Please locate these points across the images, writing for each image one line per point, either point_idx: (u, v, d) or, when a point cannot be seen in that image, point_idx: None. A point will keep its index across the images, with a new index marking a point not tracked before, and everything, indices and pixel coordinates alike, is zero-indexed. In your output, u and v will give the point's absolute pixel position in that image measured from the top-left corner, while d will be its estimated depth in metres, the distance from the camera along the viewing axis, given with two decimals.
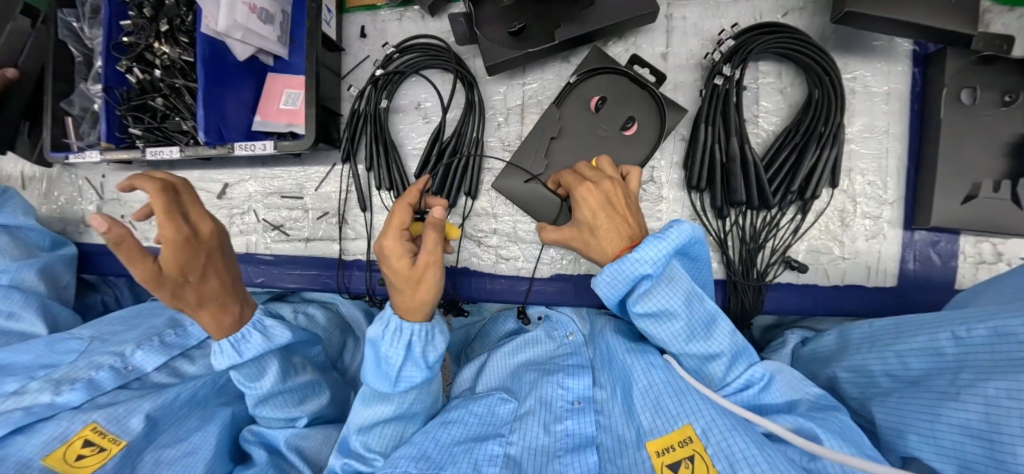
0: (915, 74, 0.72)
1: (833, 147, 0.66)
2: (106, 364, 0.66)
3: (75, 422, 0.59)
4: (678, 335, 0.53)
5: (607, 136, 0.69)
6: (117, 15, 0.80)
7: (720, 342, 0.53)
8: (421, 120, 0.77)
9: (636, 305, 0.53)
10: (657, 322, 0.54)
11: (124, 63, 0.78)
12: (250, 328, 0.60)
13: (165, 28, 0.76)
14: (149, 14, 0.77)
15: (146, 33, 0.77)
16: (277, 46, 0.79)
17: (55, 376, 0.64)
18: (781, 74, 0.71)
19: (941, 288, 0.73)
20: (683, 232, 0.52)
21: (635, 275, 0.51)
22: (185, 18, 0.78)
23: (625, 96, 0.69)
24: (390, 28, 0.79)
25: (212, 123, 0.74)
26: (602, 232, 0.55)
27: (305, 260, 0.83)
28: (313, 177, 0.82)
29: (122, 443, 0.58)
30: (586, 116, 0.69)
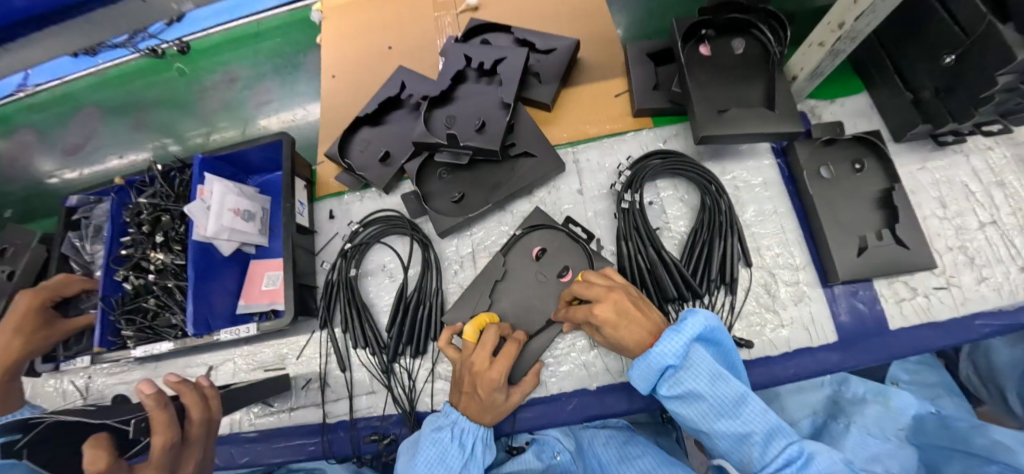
0: (780, 163, 0.89)
1: (732, 236, 0.79)
2: None
3: None
4: (707, 414, 0.57)
5: (547, 280, 0.79)
6: (118, 233, 0.91)
7: (754, 422, 0.55)
8: (388, 279, 0.87)
9: (664, 391, 0.58)
10: (688, 405, 0.58)
11: (122, 273, 0.86)
12: None
13: (160, 239, 0.86)
14: (146, 229, 0.87)
15: (144, 245, 0.87)
16: (258, 237, 0.92)
17: None
18: (677, 185, 0.86)
19: (875, 333, 0.80)
20: (698, 322, 0.57)
21: (659, 365, 0.57)
22: (177, 228, 0.87)
23: (562, 246, 0.81)
24: (354, 208, 0.93)
25: (200, 315, 0.81)
26: (625, 331, 0.60)
27: (289, 431, 0.85)
28: (294, 346, 0.88)
29: None
30: (529, 263, 0.80)
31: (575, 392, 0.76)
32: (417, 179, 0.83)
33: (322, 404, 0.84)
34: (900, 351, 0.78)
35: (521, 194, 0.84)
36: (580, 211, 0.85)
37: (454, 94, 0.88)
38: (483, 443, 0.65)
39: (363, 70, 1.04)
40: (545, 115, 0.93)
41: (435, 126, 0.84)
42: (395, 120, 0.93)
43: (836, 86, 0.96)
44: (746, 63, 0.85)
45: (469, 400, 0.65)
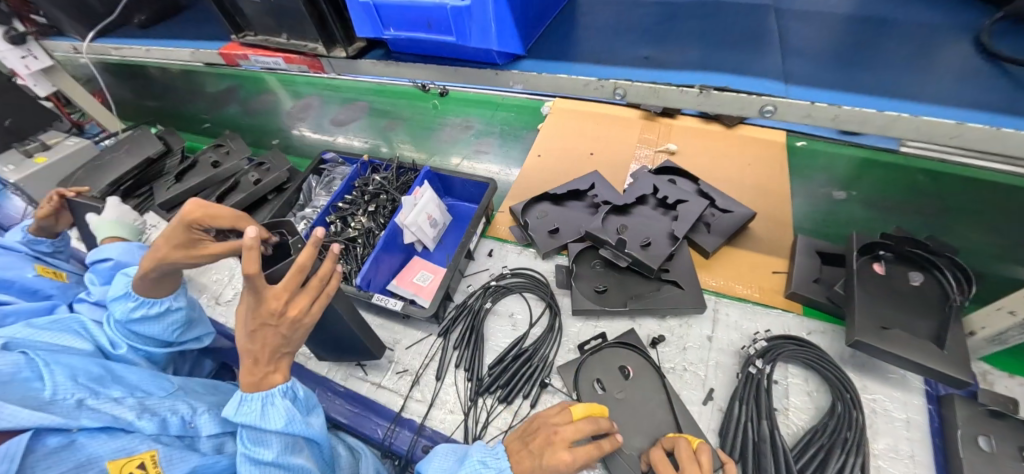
0: (932, 411, 0.83)
1: (858, 455, 0.74)
2: (181, 412, 0.77)
3: (142, 443, 0.70)
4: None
5: (621, 398, 0.84)
6: (345, 191, 1.21)
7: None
8: (509, 326, 0.98)
9: None
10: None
11: (333, 218, 1.13)
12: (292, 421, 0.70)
13: (372, 209, 1.13)
14: (366, 199, 1.16)
15: (358, 208, 1.15)
16: (430, 241, 1.12)
17: (146, 403, 0.75)
18: (808, 378, 0.85)
19: None
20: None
21: None
22: (386, 207, 1.14)
23: (643, 371, 0.86)
24: (511, 257, 1.09)
25: (369, 274, 1.00)
26: None
27: (368, 402, 0.95)
28: (410, 337, 1.02)
29: None
30: (614, 376, 0.86)
31: None
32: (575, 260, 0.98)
33: (405, 398, 0.93)
34: None
35: (655, 314, 0.92)
36: (701, 356, 0.88)
37: (632, 210, 1.03)
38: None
39: (563, 161, 1.27)
40: (700, 259, 1.03)
41: (608, 226, 0.99)
42: (573, 208, 1.11)
43: (1021, 363, 0.89)
44: (921, 296, 0.85)
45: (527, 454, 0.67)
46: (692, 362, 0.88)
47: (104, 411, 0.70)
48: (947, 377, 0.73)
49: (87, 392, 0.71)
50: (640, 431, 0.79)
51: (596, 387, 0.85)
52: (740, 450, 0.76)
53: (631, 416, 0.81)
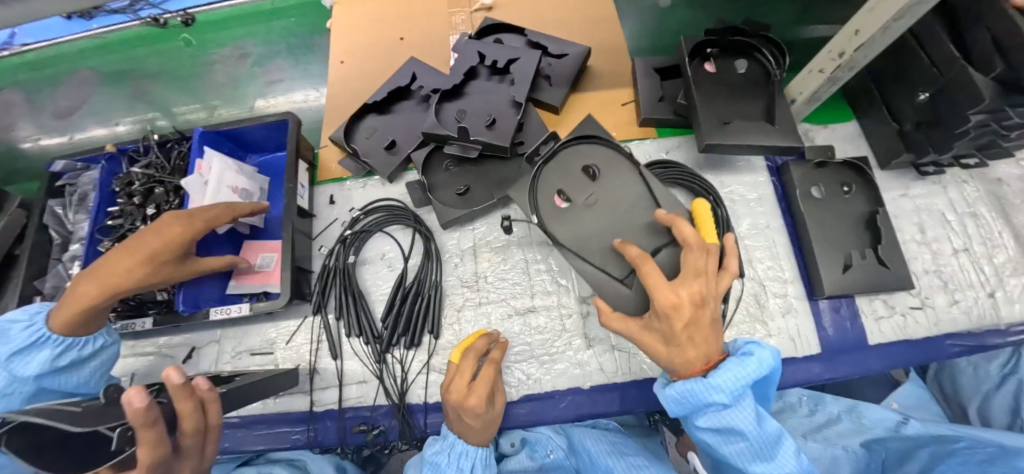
0: (774, 181, 0.93)
1: (729, 247, 0.81)
2: None
3: None
4: (745, 454, 0.52)
5: (572, 203, 0.74)
6: (105, 202, 0.90)
7: (790, 466, 0.51)
8: (386, 268, 0.87)
9: (702, 421, 0.53)
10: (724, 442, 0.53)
11: (107, 242, 0.84)
12: None
13: (153, 212, 0.86)
14: (137, 200, 0.87)
15: (133, 216, 0.86)
16: (253, 216, 0.90)
17: None
18: (675, 195, 0.89)
19: (855, 348, 0.84)
20: (763, 354, 0.53)
21: (704, 398, 0.51)
22: (172, 202, 0.88)
23: (611, 160, 0.76)
24: (355, 194, 0.92)
25: (190, 291, 0.80)
26: (687, 349, 0.53)
27: (272, 418, 0.82)
28: (284, 331, 0.86)
29: None
30: (569, 180, 0.75)
31: (568, 392, 0.77)
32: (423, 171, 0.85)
33: (311, 393, 0.82)
34: (874, 363, 0.84)
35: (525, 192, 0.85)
36: None
37: (465, 89, 0.90)
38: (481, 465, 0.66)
39: (373, 59, 1.05)
40: (552, 117, 0.95)
41: (446, 119, 0.86)
42: (403, 111, 0.94)
43: (826, 111, 1.01)
44: (747, 82, 0.88)
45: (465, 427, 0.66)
46: None
47: None
48: (778, 147, 0.79)
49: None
50: (597, 235, 0.72)
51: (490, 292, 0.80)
52: None
53: (577, 222, 0.73)
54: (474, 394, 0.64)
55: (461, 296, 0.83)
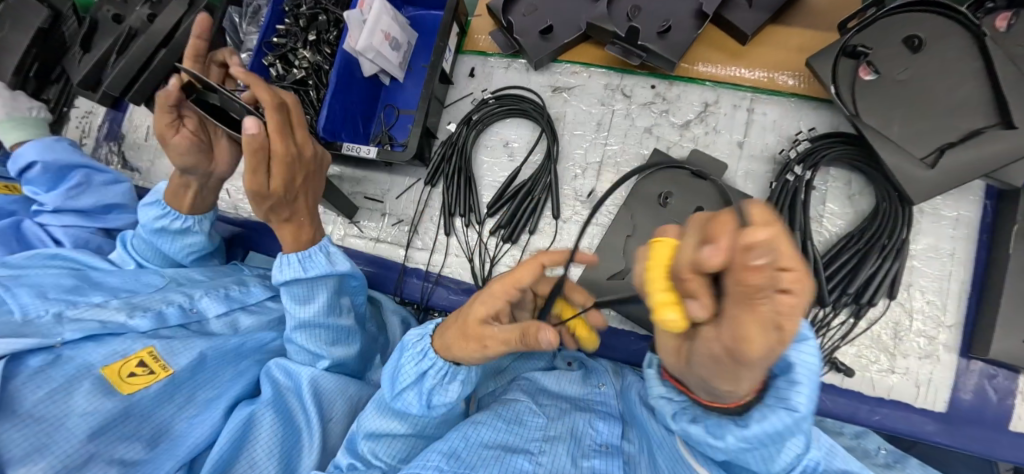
0: (986, 206, 0.74)
1: (895, 260, 0.68)
2: (176, 302, 0.77)
3: (136, 343, 0.69)
4: (789, 473, 0.41)
5: (902, 79, 0.68)
6: (275, 20, 0.93)
7: (816, 449, 0.45)
8: (506, 157, 0.84)
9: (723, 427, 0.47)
10: (760, 472, 0.41)
11: (270, 58, 0.89)
12: (317, 249, 0.69)
13: (313, 38, 0.87)
14: (302, 24, 0.89)
15: (297, 38, 0.89)
16: (397, 70, 0.89)
17: (133, 302, 0.74)
18: (850, 181, 0.74)
19: (993, 425, 0.70)
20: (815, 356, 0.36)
21: (762, 437, 0.36)
22: (331, 33, 0.89)
23: (958, 112, 0.65)
24: (496, 74, 0.88)
25: (331, 123, 0.82)
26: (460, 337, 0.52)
27: (368, 259, 0.88)
28: (398, 185, 0.89)
29: (168, 371, 0.68)
30: (900, 54, 0.68)
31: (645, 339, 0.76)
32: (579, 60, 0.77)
33: (406, 248, 0.86)
34: (1010, 453, 0.69)
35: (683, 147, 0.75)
36: (730, 167, 0.76)
37: None
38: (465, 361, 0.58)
39: None
40: (736, 48, 0.80)
41: (615, 13, 0.78)
42: None
43: None
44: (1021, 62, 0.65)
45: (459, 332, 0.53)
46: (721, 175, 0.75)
47: (90, 319, 0.68)
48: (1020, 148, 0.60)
49: (63, 304, 0.69)
50: (901, 113, 0.67)
51: (659, 202, 0.73)
52: None
53: (901, 67, 0.68)
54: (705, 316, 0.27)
55: (572, 209, 0.79)
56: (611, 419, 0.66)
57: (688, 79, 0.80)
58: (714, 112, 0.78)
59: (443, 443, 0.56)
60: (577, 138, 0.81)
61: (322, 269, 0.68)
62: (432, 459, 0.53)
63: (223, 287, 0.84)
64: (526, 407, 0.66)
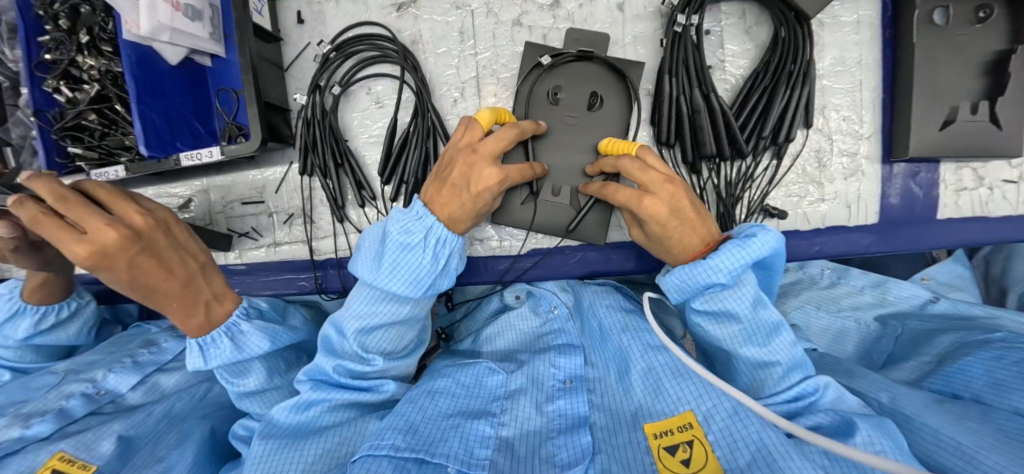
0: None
1: (804, 86, 0.63)
2: (78, 392, 0.66)
3: (41, 454, 0.58)
4: (736, 336, 0.53)
5: None
6: (34, 30, 0.70)
7: (782, 352, 0.52)
8: (373, 105, 0.72)
9: (698, 305, 0.53)
10: (715, 327, 0.54)
11: (50, 83, 0.70)
12: (221, 333, 0.58)
13: (85, 40, 0.68)
14: (65, 25, 0.69)
15: (66, 46, 0.69)
16: (210, 44, 0.70)
17: (26, 410, 0.62)
18: (745, 13, 0.67)
19: (921, 221, 0.71)
20: (769, 240, 0.51)
21: (704, 280, 0.52)
22: (105, 26, 0.69)
23: None
24: (329, 10, 0.72)
25: (152, 134, 0.68)
26: (448, 188, 0.56)
27: (275, 265, 0.78)
28: (272, 178, 0.76)
29: (91, 467, 0.56)
30: None
31: (580, 248, 0.72)
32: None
33: (308, 242, 0.76)
34: (937, 241, 0.71)
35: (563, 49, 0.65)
36: (616, 37, 0.67)
37: None
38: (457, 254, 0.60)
39: None
40: None
41: None
42: None
43: None
44: None
45: (453, 195, 0.56)
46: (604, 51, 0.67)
47: None
48: None
49: None
50: None
51: (551, 100, 0.65)
52: (676, 132, 0.64)
53: None
54: (658, 190, 0.53)
55: None
56: (573, 348, 0.63)
57: None
58: None
59: (395, 419, 0.49)
60: (444, 57, 0.69)
61: (228, 355, 0.57)
62: (387, 438, 0.45)
63: (127, 355, 0.74)
64: (485, 365, 0.61)
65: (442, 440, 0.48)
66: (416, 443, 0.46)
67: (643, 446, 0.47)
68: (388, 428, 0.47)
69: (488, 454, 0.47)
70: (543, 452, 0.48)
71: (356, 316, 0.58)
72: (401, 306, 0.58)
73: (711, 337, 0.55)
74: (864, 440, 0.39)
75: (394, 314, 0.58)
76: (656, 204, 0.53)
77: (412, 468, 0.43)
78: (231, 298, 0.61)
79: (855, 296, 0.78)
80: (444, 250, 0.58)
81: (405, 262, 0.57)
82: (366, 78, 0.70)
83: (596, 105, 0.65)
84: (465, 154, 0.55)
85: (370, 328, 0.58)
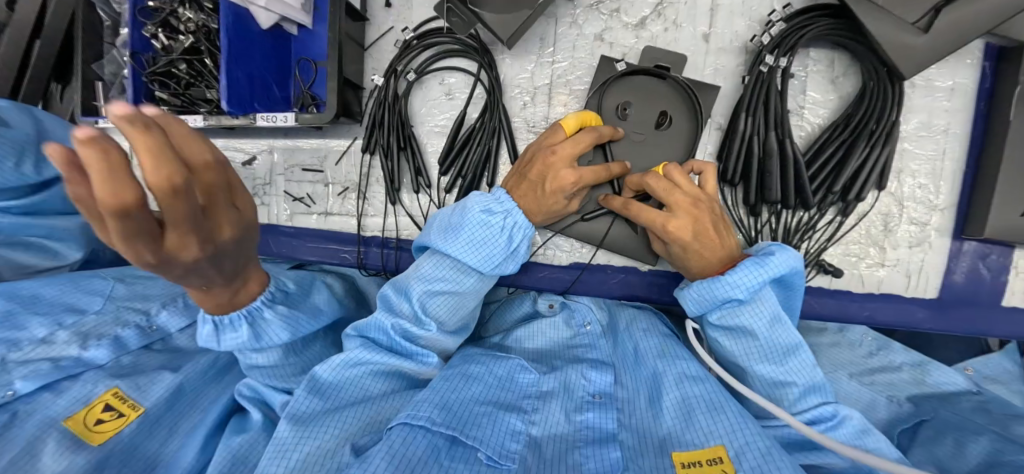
0: (985, 69, 0.66)
1: (885, 146, 0.61)
2: (132, 323, 0.69)
3: (96, 385, 0.60)
4: (751, 352, 0.53)
5: None
6: None
7: (801, 373, 0.52)
8: (444, 96, 0.73)
9: (716, 318, 0.54)
10: (732, 342, 0.54)
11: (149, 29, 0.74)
12: (242, 318, 0.52)
13: None
14: None
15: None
16: (301, 14, 0.74)
17: (83, 328, 0.65)
18: (834, 63, 0.65)
19: (984, 304, 0.68)
20: (787, 260, 0.52)
21: (720, 295, 0.52)
22: None
23: None
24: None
25: (236, 92, 0.71)
26: (529, 192, 0.59)
27: (323, 234, 0.81)
28: (335, 151, 0.79)
29: (140, 409, 0.59)
30: None
31: (622, 271, 0.73)
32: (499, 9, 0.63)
33: (358, 217, 0.79)
34: (999, 328, 0.68)
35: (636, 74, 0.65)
36: (696, 67, 0.66)
37: None
38: (527, 244, 0.61)
39: None
40: None
41: None
42: None
43: None
44: None
45: (529, 188, 0.59)
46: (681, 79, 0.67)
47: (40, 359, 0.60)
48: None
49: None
50: None
51: (618, 114, 0.65)
52: (742, 171, 0.63)
53: None
54: (681, 211, 0.54)
55: (526, 143, 0.71)
56: (605, 365, 0.62)
57: None
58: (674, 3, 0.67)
59: (430, 395, 0.49)
60: (522, 60, 0.70)
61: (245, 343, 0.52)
62: (422, 410, 0.46)
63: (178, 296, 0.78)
64: (519, 362, 0.60)
65: (473, 424, 0.48)
66: (449, 422, 0.46)
67: (670, 472, 0.46)
68: (424, 401, 0.48)
69: (519, 449, 0.47)
70: (568, 457, 0.48)
71: (422, 279, 0.60)
72: (467, 277, 0.60)
73: (723, 348, 0.56)
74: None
75: (456, 285, 0.60)
76: (681, 225, 0.54)
77: (444, 449, 0.45)
78: (256, 279, 0.53)
79: (889, 372, 0.77)
80: (514, 235, 0.60)
81: (478, 238, 0.59)
82: (442, 69, 0.72)
83: (664, 125, 0.64)
84: (545, 155, 0.57)
85: (435, 292, 0.59)
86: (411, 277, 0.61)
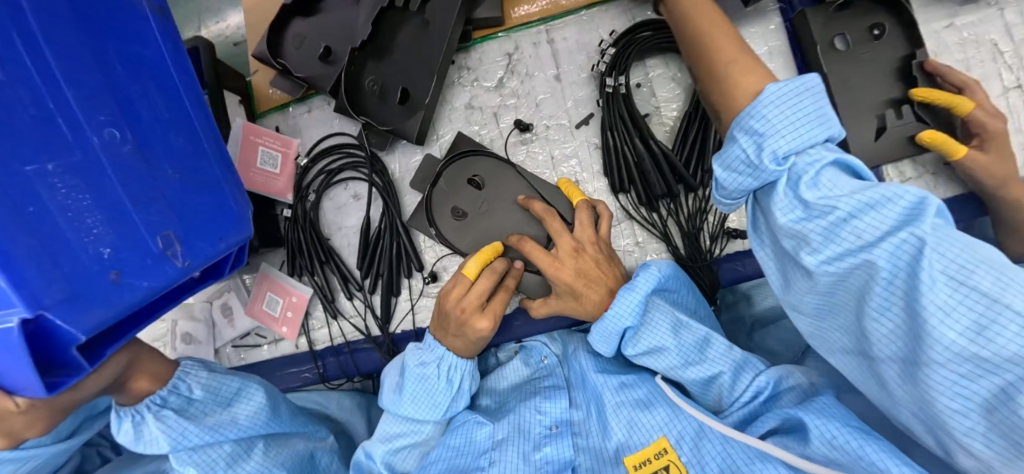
0: (787, 30, 0.76)
1: None
2: None
3: None
4: (674, 366, 0.55)
5: None
6: None
7: (722, 360, 0.53)
8: (352, 199, 0.78)
9: (630, 348, 0.57)
10: (656, 362, 0.57)
11: None
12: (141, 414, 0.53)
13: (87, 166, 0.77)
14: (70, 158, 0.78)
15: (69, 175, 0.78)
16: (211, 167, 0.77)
17: None
18: (668, 64, 0.75)
19: None
20: (650, 277, 0.57)
21: (614, 328, 0.57)
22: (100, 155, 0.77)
23: None
24: (303, 122, 0.81)
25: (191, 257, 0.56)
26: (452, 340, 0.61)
27: (277, 362, 0.80)
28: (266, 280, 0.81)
29: None
30: None
31: None
32: (379, 122, 0.73)
33: (306, 332, 0.79)
34: None
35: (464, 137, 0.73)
36: (557, 103, 0.74)
37: None
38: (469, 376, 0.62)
39: None
40: None
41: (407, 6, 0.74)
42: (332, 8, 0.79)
43: None
44: None
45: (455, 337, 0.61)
46: (550, 117, 0.74)
47: None
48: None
49: None
50: None
51: (454, 217, 0.71)
52: (628, 177, 0.70)
53: None
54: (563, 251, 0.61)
55: None
56: (557, 391, 0.63)
57: (482, 39, 0.77)
58: (521, 59, 0.76)
59: None
60: (410, 147, 0.77)
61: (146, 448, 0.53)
62: None
63: None
64: (474, 418, 0.62)
65: None
66: None
67: None
68: None
69: None
70: None
71: (382, 439, 0.61)
72: (423, 425, 0.61)
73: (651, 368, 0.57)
74: (817, 439, 0.41)
75: (412, 434, 0.61)
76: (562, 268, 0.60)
77: None
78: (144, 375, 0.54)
79: None
80: (457, 374, 0.60)
81: (419, 391, 0.60)
82: (341, 181, 0.78)
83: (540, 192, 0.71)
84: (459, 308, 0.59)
85: (395, 449, 0.60)
86: (374, 436, 0.62)
